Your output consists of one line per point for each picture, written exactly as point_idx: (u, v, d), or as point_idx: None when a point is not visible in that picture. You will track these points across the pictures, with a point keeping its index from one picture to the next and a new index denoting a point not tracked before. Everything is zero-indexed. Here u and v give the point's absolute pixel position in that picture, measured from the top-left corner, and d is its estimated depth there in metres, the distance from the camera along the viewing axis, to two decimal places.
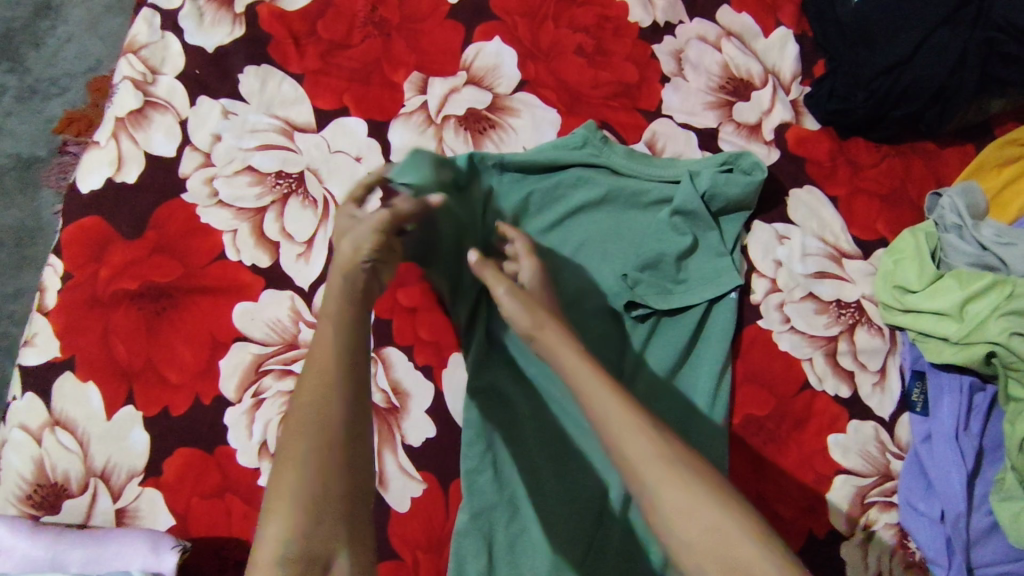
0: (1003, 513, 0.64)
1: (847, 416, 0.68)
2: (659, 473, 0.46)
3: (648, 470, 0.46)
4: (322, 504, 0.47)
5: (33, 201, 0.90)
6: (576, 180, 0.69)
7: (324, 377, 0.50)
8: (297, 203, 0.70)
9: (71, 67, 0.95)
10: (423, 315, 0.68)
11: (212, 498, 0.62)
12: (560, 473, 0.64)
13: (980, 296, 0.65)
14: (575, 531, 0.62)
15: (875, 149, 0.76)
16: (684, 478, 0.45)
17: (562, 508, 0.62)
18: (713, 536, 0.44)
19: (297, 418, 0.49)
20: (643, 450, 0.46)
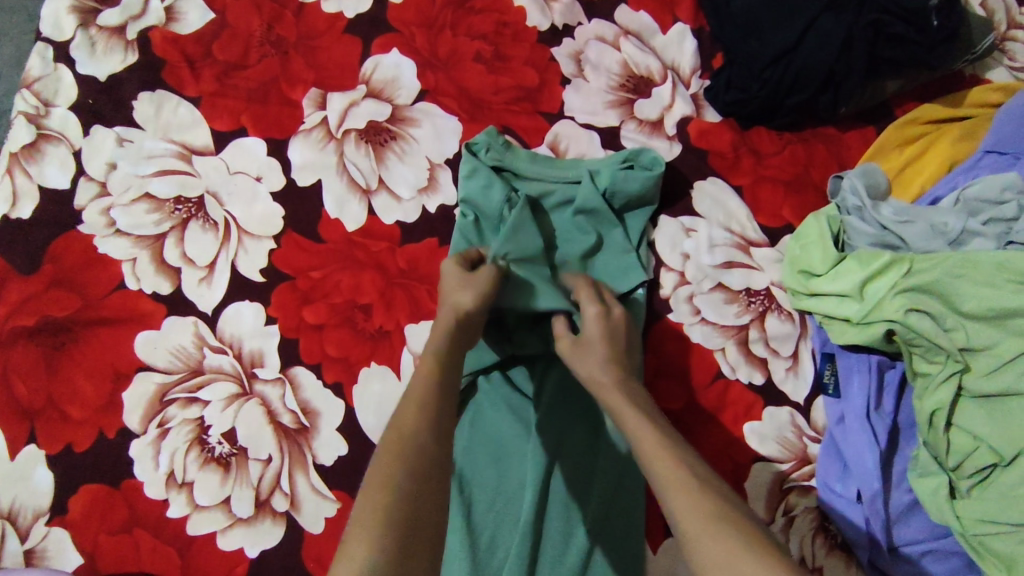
0: (921, 490, 0.65)
1: (762, 403, 0.69)
2: (716, 533, 0.41)
3: (700, 530, 0.41)
4: (417, 519, 0.41)
5: None
6: (504, 194, 0.68)
7: (423, 391, 0.49)
8: (197, 227, 0.69)
9: None
10: (330, 332, 0.67)
11: (120, 534, 0.61)
12: (479, 477, 0.64)
13: (880, 274, 0.66)
14: (496, 537, 0.62)
15: (777, 136, 0.77)
16: (735, 543, 0.40)
17: (487, 510, 0.63)
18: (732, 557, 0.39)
19: (409, 422, 0.46)
20: (700, 512, 0.42)
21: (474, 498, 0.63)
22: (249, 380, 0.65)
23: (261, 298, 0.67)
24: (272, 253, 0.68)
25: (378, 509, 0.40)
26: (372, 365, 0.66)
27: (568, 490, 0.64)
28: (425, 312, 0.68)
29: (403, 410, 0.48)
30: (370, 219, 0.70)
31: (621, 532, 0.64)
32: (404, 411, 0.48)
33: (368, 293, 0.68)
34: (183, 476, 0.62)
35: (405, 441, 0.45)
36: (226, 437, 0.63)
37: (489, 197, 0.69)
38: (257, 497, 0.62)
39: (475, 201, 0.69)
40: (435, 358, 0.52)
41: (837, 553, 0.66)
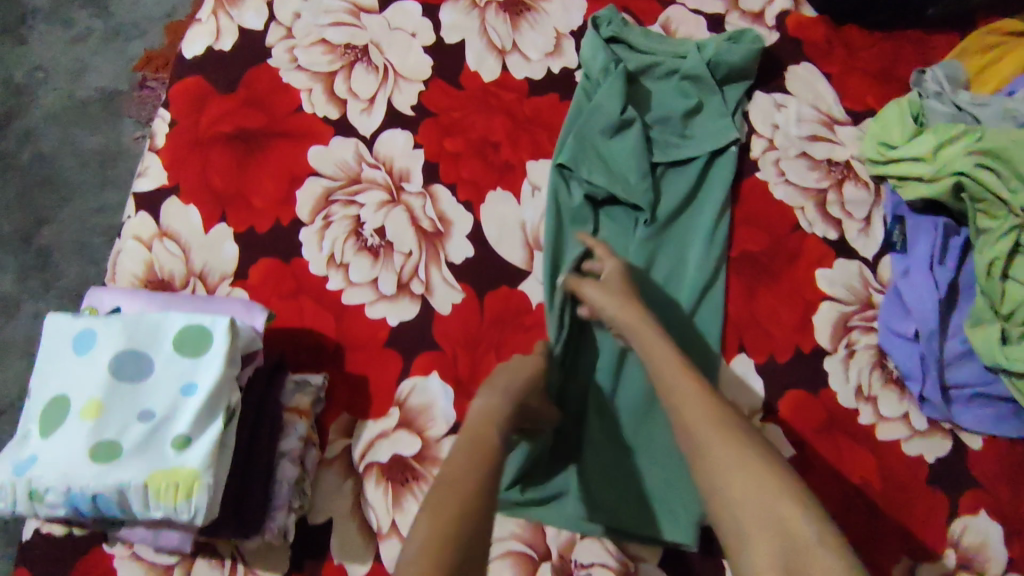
0: (976, 337, 0.72)
1: (834, 254, 0.77)
2: (749, 471, 0.51)
3: (713, 439, 0.53)
4: None
5: (116, 128, 1.10)
6: (604, 63, 0.80)
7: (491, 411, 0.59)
8: (362, 69, 0.82)
9: (145, 13, 1.14)
10: (465, 160, 0.79)
11: (288, 298, 0.75)
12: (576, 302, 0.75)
13: (952, 142, 0.74)
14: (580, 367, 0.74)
15: (867, 34, 0.85)
16: (737, 448, 0.52)
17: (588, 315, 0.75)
18: (756, 484, 0.50)
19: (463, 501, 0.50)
20: (726, 437, 0.53)
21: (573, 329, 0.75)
22: (397, 191, 0.78)
23: (410, 129, 0.80)
24: (421, 94, 0.82)
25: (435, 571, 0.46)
26: (497, 190, 0.79)
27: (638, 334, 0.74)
28: (544, 153, 0.80)
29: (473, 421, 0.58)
30: (503, 74, 0.83)
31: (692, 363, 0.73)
32: (472, 424, 0.58)
33: (498, 132, 0.80)
34: (340, 259, 0.76)
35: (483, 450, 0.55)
36: (376, 232, 0.77)
37: (598, 58, 0.80)
38: (399, 280, 0.75)
39: (586, 66, 0.81)
40: (484, 449, 0.55)
41: (892, 386, 0.74)
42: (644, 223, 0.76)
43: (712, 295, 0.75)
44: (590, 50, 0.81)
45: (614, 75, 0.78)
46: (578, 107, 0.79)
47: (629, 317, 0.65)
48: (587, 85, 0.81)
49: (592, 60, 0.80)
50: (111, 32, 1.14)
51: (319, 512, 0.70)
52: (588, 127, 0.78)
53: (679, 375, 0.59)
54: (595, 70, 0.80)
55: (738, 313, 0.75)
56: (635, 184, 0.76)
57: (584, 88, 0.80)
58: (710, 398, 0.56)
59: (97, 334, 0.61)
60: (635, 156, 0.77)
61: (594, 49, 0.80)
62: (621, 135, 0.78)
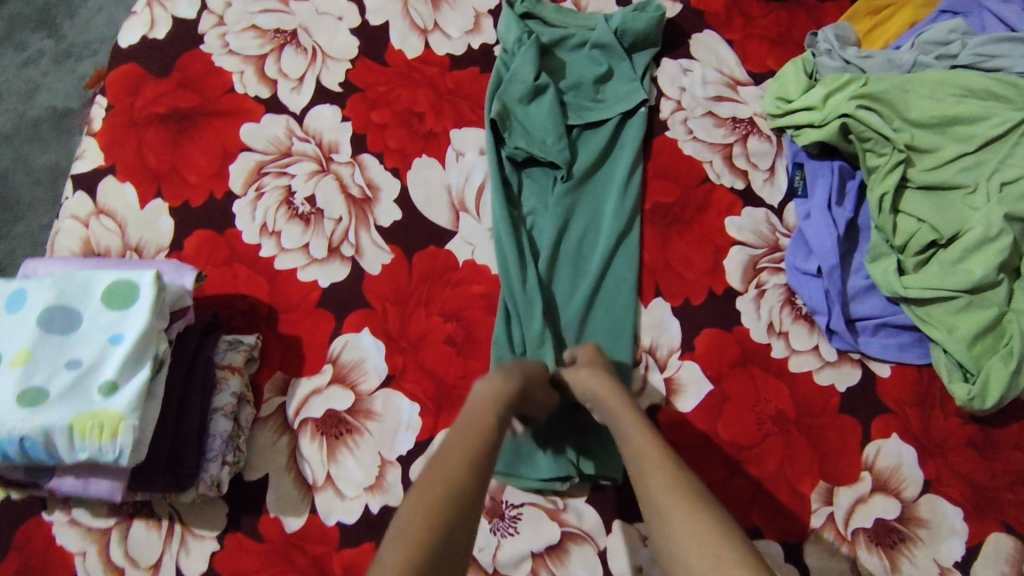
0: (876, 272, 0.77)
1: (741, 203, 0.82)
2: (704, 533, 0.48)
3: (682, 522, 0.50)
4: None
5: (65, 145, 1.12)
6: (517, 35, 0.85)
7: (467, 431, 0.57)
8: (291, 51, 0.87)
9: (95, 33, 1.18)
10: (391, 130, 0.83)
11: (222, 266, 0.78)
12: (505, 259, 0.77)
13: (840, 91, 0.79)
14: (525, 317, 0.74)
15: (764, 3, 0.92)
16: (702, 518, 0.50)
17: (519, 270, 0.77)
18: (713, 549, 0.47)
19: (434, 508, 0.49)
20: (684, 502, 0.51)
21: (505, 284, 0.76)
22: (327, 162, 0.82)
23: (338, 104, 0.84)
24: (348, 71, 0.86)
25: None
26: (423, 157, 0.83)
27: (563, 281, 0.78)
28: (467, 121, 0.85)
29: (446, 446, 0.55)
30: (426, 50, 0.87)
31: (613, 304, 0.77)
32: (455, 442, 0.55)
33: (422, 104, 0.85)
34: (272, 227, 0.79)
35: (450, 485, 0.51)
36: (307, 200, 0.80)
37: (512, 32, 0.85)
38: (329, 244, 0.78)
39: (502, 40, 0.86)
40: (459, 451, 0.54)
41: (802, 322, 0.79)
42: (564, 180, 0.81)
43: (628, 244, 0.79)
44: (506, 24, 0.86)
45: (526, 46, 0.83)
46: (497, 77, 0.84)
47: (604, 393, 0.64)
48: (505, 57, 0.85)
49: (507, 34, 0.86)
50: (61, 52, 1.17)
51: (254, 469, 0.71)
52: (506, 93, 0.82)
53: (655, 454, 0.56)
54: (511, 43, 0.85)
55: (652, 261, 0.80)
56: (551, 143, 0.81)
57: (502, 60, 0.85)
58: (685, 483, 0.53)
59: (27, 293, 0.62)
60: (551, 117, 0.81)
61: (509, 24, 0.86)
62: (536, 100, 0.83)
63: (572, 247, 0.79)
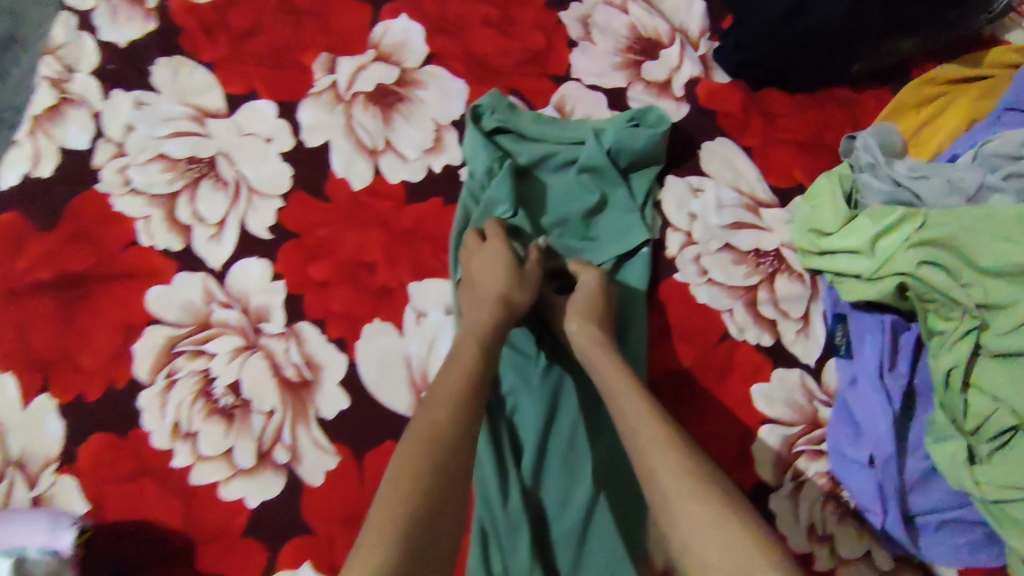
0: (940, 457, 0.62)
1: (770, 364, 0.67)
2: (696, 496, 0.43)
3: (681, 500, 0.43)
4: None
5: None
6: (488, 162, 0.68)
7: (446, 411, 0.49)
8: (209, 186, 0.70)
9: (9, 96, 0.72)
10: (335, 288, 0.67)
11: (127, 481, 0.63)
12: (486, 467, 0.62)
13: (892, 230, 0.63)
14: (511, 545, 0.60)
15: (789, 98, 0.75)
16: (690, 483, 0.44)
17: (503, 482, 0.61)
18: (706, 518, 0.42)
19: (396, 490, 0.44)
20: (668, 462, 0.45)
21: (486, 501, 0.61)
22: (254, 334, 0.66)
23: (268, 256, 0.68)
24: (280, 211, 0.69)
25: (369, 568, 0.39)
26: (376, 322, 0.67)
27: (553, 489, 0.62)
28: (429, 270, 0.69)
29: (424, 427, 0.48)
30: (376, 179, 0.71)
31: (614, 511, 0.62)
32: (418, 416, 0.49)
33: (373, 252, 0.69)
34: (187, 427, 0.64)
35: (426, 467, 0.45)
36: (230, 389, 0.65)
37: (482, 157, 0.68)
38: (258, 449, 0.64)
39: (470, 165, 0.70)
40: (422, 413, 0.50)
41: (849, 520, 0.64)
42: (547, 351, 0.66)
43: None
44: (473, 145, 0.69)
45: (500, 177, 0.66)
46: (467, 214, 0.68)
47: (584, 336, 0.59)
48: (474, 186, 0.69)
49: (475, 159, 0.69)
50: None
51: None
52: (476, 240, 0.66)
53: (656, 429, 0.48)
54: (480, 170, 0.68)
55: None
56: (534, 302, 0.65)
57: (472, 189, 0.69)
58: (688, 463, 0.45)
59: None
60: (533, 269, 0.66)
61: (477, 147, 0.68)
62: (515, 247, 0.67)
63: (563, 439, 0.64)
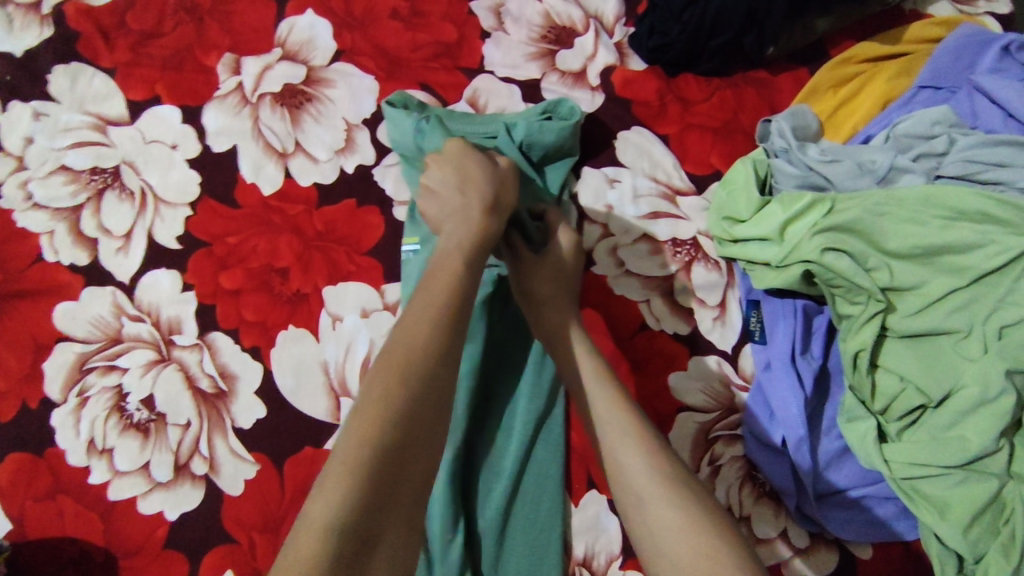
0: (851, 436, 0.63)
1: (687, 352, 0.67)
2: (662, 482, 0.47)
3: (650, 486, 0.47)
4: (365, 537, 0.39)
5: None
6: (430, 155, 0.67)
7: (406, 364, 0.46)
8: (113, 197, 0.68)
9: None
10: (247, 297, 0.66)
11: (45, 500, 0.62)
12: None
13: (801, 215, 0.64)
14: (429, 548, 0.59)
15: (705, 82, 0.75)
16: (661, 470, 0.47)
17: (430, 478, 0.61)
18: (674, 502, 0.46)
19: (365, 434, 0.42)
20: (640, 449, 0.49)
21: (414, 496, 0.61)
22: (167, 347, 0.65)
23: (178, 266, 0.67)
24: (188, 220, 0.68)
25: (323, 525, 0.38)
26: (290, 329, 0.66)
27: (478, 483, 0.62)
28: (344, 274, 0.68)
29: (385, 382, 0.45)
30: (286, 182, 0.70)
31: (534, 505, 0.63)
32: (394, 355, 0.46)
33: (285, 257, 0.68)
34: (103, 443, 0.63)
35: (385, 424, 0.42)
36: (144, 404, 0.63)
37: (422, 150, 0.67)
38: (176, 462, 0.62)
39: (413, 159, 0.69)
40: (401, 348, 0.47)
41: (766, 502, 0.65)
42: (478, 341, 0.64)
43: (550, 427, 0.65)
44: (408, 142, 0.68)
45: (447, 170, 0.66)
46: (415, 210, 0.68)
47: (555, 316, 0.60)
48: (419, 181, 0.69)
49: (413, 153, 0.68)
50: None
51: None
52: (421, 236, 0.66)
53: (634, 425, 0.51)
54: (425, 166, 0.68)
55: (582, 443, 0.66)
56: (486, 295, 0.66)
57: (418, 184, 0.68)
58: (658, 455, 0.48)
59: None
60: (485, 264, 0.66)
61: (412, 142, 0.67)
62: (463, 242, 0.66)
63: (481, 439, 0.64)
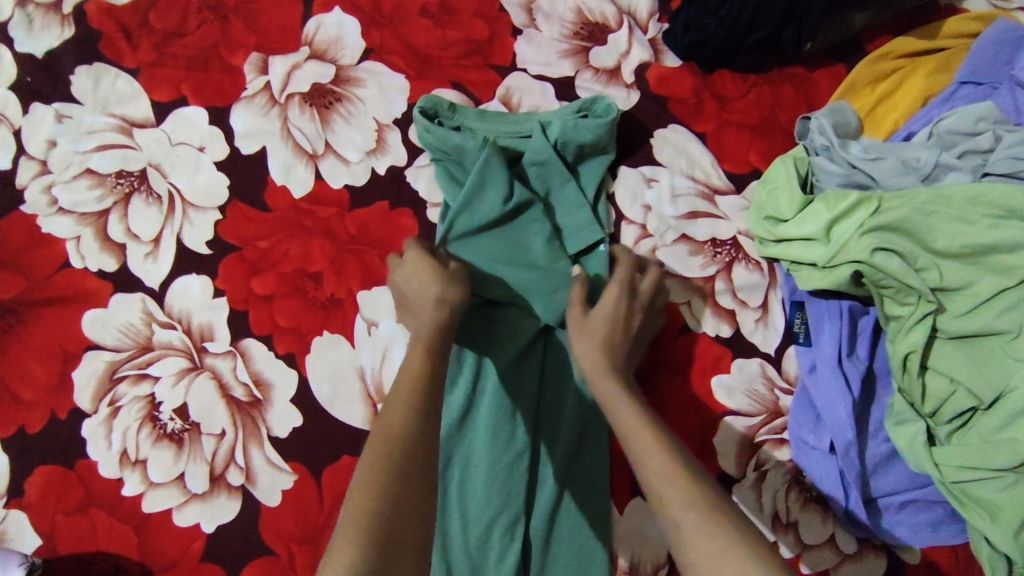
0: (899, 438, 0.62)
1: (730, 355, 0.66)
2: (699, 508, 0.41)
3: (687, 518, 0.41)
4: None
5: None
6: (473, 148, 0.65)
7: (396, 431, 0.43)
8: (140, 202, 0.67)
9: None
10: (280, 302, 0.65)
11: (76, 513, 0.60)
12: (471, 468, 0.60)
13: (848, 214, 0.62)
14: (476, 561, 0.59)
15: (741, 79, 0.73)
16: (693, 490, 0.42)
17: (479, 479, 0.60)
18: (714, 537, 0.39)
19: (369, 491, 0.40)
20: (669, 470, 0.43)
21: (462, 505, 0.60)
22: (200, 354, 0.63)
23: (208, 272, 0.65)
24: (218, 224, 0.67)
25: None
26: (325, 335, 0.65)
27: (527, 487, 0.61)
28: (377, 278, 0.66)
29: (362, 481, 0.41)
30: (317, 184, 0.68)
31: (582, 510, 0.61)
32: (391, 414, 0.45)
33: (318, 261, 0.66)
34: (135, 453, 0.61)
35: (387, 480, 0.41)
36: (177, 413, 0.62)
37: (458, 145, 0.65)
38: (211, 472, 0.61)
39: (448, 153, 0.66)
40: (400, 405, 0.45)
41: (812, 507, 0.64)
42: (523, 337, 0.62)
43: (596, 430, 0.63)
44: (440, 137, 0.65)
45: (490, 162, 0.64)
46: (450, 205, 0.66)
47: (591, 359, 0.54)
48: (457, 177, 0.67)
49: (445, 145, 0.66)
50: None
51: None
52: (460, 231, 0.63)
53: (650, 445, 0.45)
54: (463, 159, 0.66)
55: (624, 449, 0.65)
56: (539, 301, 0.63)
57: (456, 180, 0.67)
58: (688, 477, 0.43)
59: None
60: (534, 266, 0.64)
61: (447, 135, 0.65)
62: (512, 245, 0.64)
63: (525, 448, 0.61)
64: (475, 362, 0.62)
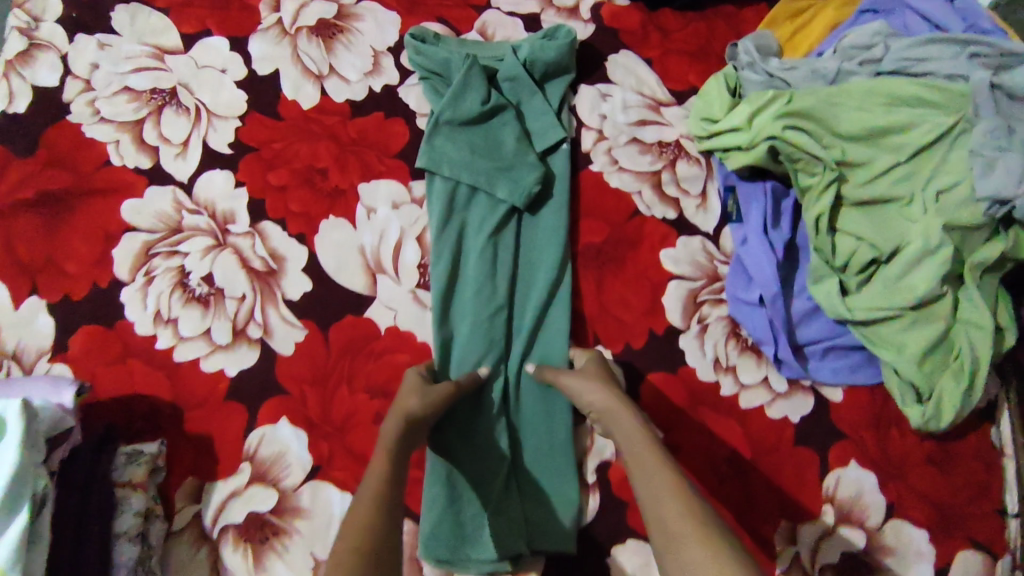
0: (818, 293, 0.74)
1: (675, 233, 0.79)
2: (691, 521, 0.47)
3: (682, 534, 0.47)
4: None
5: None
6: (457, 61, 0.78)
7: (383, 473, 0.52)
8: (171, 112, 0.78)
9: None
10: (292, 192, 0.76)
11: (116, 364, 0.70)
12: (460, 321, 0.72)
13: (765, 108, 0.75)
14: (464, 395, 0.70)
15: (681, 15, 0.87)
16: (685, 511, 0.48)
17: (469, 326, 0.71)
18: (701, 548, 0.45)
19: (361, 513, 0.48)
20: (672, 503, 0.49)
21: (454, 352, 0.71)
22: (223, 234, 0.74)
23: (231, 167, 0.77)
24: (238, 130, 0.78)
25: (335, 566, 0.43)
26: (331, 218, 0.76)
27: (506, 334, 0.72)
28: (376, 173, 0.78)
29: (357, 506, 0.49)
30: (322, 99, 0.80)
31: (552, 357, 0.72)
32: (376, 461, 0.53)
33: (324, 158, 0.78)
34: (168, 315, 0.71)
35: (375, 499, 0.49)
36: (204, 280, 0.72)
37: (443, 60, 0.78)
38: (233, 328, 0.71)
39: (433, 65, 0.78)
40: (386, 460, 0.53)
41: (748, 354, 0.76)
42: (500, 216, 0.74)
43: (562, 294, 0.74)
44: (429, 53, 0.78)
45: (472, 71, 0.76)
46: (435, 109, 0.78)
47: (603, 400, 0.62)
48: (441, 87, 0.79)
49: (433, 59, 0.78)
50: None
51: None
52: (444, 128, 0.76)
53: (657, 475, 0.52)
54: (446, 70, 0.78)
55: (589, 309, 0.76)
56: (513, 183, 0.74)
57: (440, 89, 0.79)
58: (685, 502, 0.49)
59: None
60: (507, 156, 0.76)
61: (434, 52, 0.78)
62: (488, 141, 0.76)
63: (505, 303, 0.72)
64: (462, 236, 0.74)
